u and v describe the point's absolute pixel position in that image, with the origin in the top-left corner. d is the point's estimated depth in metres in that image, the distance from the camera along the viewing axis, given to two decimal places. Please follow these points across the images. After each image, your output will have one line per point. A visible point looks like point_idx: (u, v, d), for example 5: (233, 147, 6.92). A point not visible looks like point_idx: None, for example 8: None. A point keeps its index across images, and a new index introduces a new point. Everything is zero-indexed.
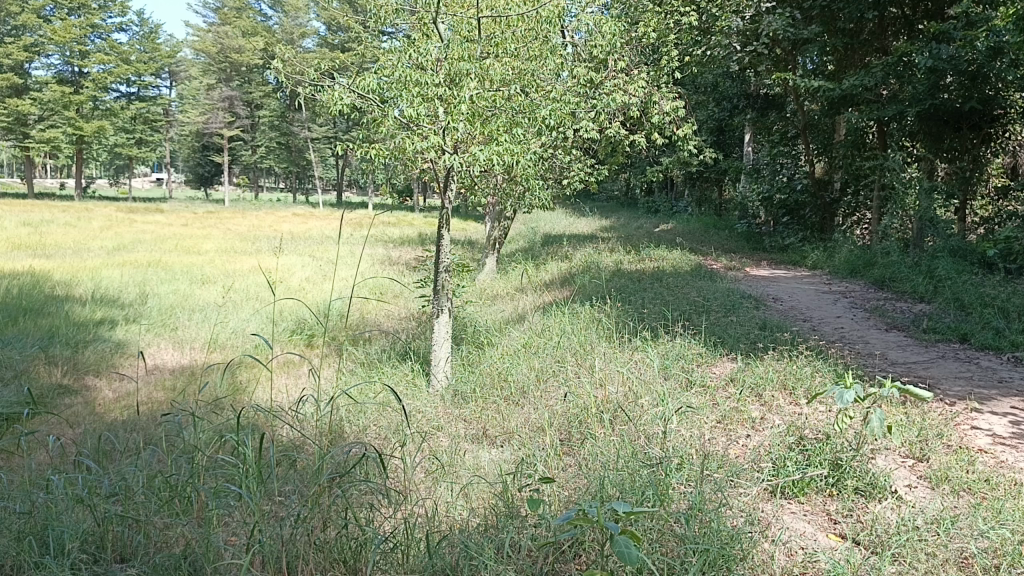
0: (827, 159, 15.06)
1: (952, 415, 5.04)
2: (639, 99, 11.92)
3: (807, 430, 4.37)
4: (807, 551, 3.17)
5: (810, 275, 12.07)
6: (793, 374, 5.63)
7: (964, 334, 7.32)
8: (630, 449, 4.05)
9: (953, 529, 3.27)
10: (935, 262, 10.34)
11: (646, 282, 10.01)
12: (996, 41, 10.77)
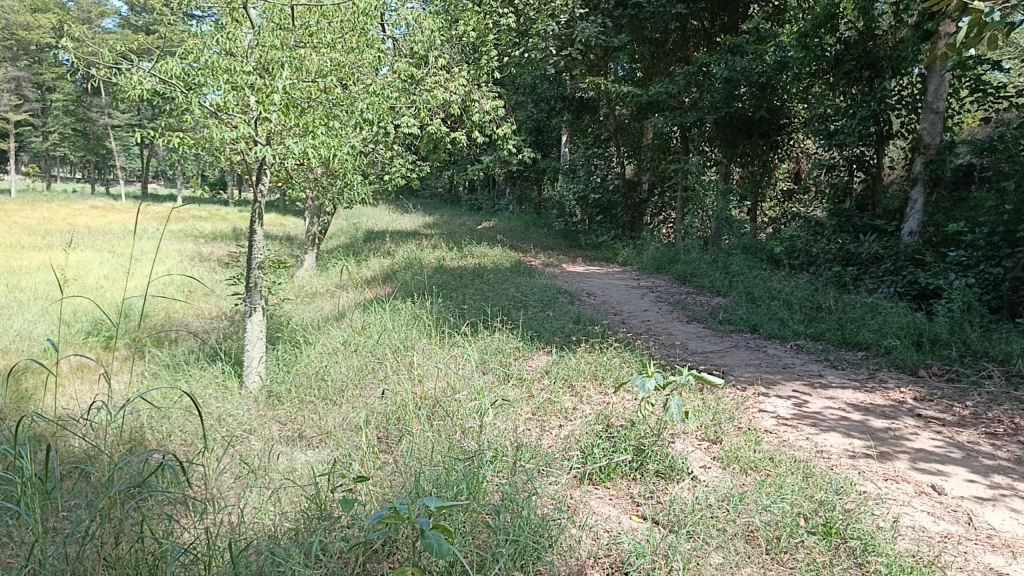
0: (637, 161, 15.87)
1: (743, 399, 5.45)
2: (459, 97, 12.02)
3: (615, 417, 4.57)
4: (611, 534, 3.31)
5: (622, 271, 12.66)
6: (603, 365, 5.88)
7: (754, 324, 7.96)
8: (446, 443, 4.07)
9: (740, 505, 3.54)
10: (731, 259, 11.17)
11: (467, 278, 10.10)
12: (782, 56, 12.00)
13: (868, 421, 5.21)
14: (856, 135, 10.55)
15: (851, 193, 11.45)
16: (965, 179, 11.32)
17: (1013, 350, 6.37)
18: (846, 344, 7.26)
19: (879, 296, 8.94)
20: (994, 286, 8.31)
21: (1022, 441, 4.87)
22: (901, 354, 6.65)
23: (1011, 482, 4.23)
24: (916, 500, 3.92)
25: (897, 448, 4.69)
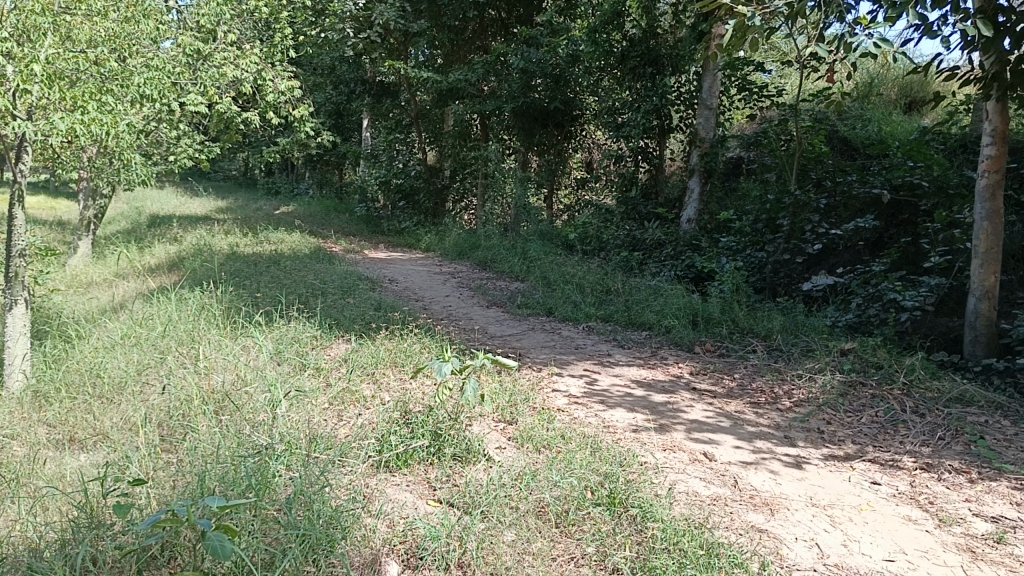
0: (438, 148, 15.91)
1: (538, 380, 5.64)
2: (251, 75, 11.47)
3: (413, 403, 4.57)
4: (407, 520, 3.31)
5: (425, 257, 12.68)
6: (403, 352, 5.86)
7: (550, 308, 8.25)
8: (235, 439, 3.87)
9: (532, 483, 3.66)
10: (529, 245, 11.49)
11: (262, 265, 9.68)
12: (574, 49, 12.58)
13: (651, 396, 5.56)
14: (640, 127, 11.36)
15: (637, 182, 12.17)
16: (735, 171, 12.13)
17: (774, 326, 7.06)
18: (632, 324, 7.71)
19: (662, 279, 9.55)
20: (759, 269, 9.20)
21: (780, 408, 5.41)
22: (680, 333, 7.16)
23: (771, 446, 4.68)
24: (691, 467, 4.25)
25: (675, 421, 5.04)
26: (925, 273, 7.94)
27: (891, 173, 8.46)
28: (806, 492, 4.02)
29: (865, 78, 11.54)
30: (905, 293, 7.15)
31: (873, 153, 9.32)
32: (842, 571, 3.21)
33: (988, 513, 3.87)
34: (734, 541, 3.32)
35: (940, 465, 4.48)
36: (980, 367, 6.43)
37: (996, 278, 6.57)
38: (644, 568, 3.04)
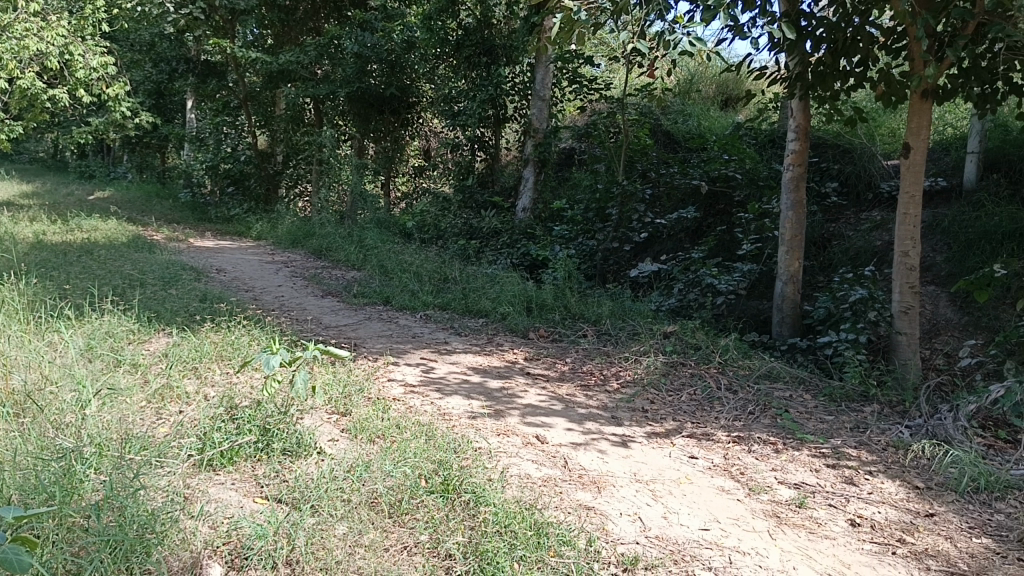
0: (269, 132, 15.27)
1: (373, 370, 5.57)
2: (58, 49, 10.57)
3: (240, 398, 4.39)
4: (231, 519, 3.17)
5: (256, 246, 12.19)
6: (229, 345, 5.60)
7: (387, 297, 8.16)
8: (37, 443, 3.56)
9: (364, 474, 3.61)
10: (365, 233, 11.29)
11: (72, 255, 8.94)
12: (409, 36, 12.51)
13: (486, 382, 5.63)
14: (476, 116, 11.43)
15: (473, 170, 12.26)
16: (567, 162, 12.42)
17: (603, 312, 7.33)
18: (469, 312, 7.76)
19: (498, 266, 9.67)
20: (591, 257, 9.54)
21: (609, 390, 5.63)
22: (515, 319, 7.29)
23: (599, 427, 4.86)
24: (524, 450, 4.33)
25: (510, 406, 5.13)
26: (739, 260, 8.51)
27: (709, 165, 9.01)
28: (630, 469, 4.21)
29: (686, 75, 12.14)
30: (721, 278, 7.64)
31: (693, 146, 9.86)
32: (663, 542, 3.38)
33: (791, 480, 4.21)
34: (563, 520, 3.43)
35: (750, 438, 4.82)
36: (786, 346, 6.98)
37: (799, 264, 7.16)
38: (476, 552, 3.07)
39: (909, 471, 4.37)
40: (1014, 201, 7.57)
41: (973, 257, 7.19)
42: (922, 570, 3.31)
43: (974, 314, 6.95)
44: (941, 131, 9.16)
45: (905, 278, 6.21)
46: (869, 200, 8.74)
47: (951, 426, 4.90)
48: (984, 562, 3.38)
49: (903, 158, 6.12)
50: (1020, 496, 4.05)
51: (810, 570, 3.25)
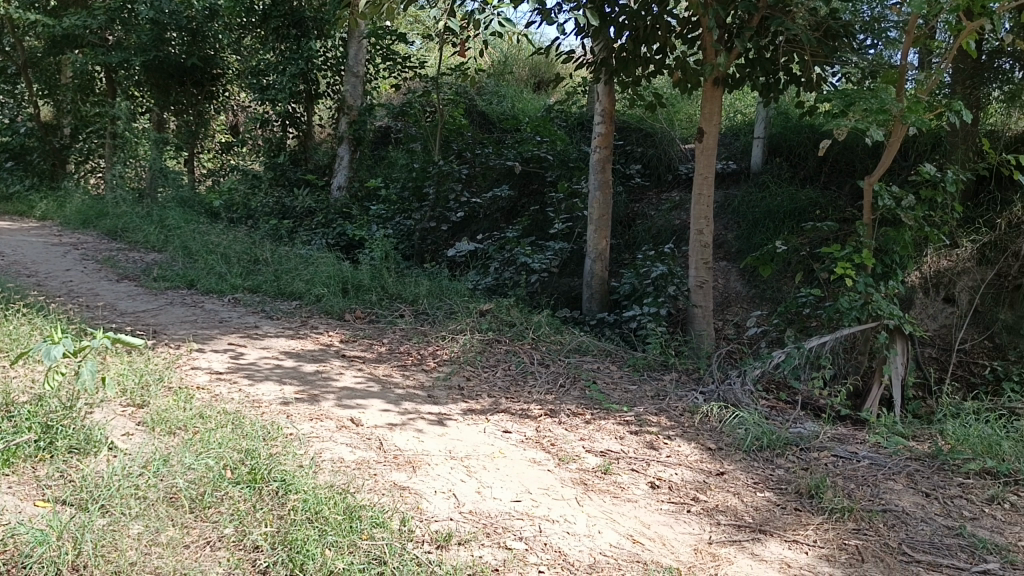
0: (53, 102, 13.89)
1: (175, 358, 5.24)
2: None
3: (18, 394, 3.98)
4: (6, 527, 2.87)
5: (39, 226, 11.10)
6: (5, 336, 5.06)
7: (191, 280, 7.69)
8: None
9: (162, 469, 3.39)
10: (166, 212, 10.57)
11: None
12: (212, 4, 11.84)
13: (300, 366, 5.46)
14: (287, 91, 11.03)
15: (285, 147, 11.80)
16: (383, 140, 12.22)
17: (420, 292, 7.32)
18: (281, 294, 7.48)
19: (312, 247, 9.38)
20: (408, 236, 9.49)
21: (425, 368, 5.64)
22: (330, 301, 7.11)
23: (416, 406, 4.85)
24: (338, 434, 4.24)
25: (325, 390, 5.00)
26: (551, 239, 8.78)
27: (522, 146, 9.21)
28: (446, 447, 4.23)
29: (499, 57, 12.26)
30: (534, 257, 7.86)
31: (507, 127, 10.01)
32: (477, 516, 3.43)
33: (598, 448, 4.40)
34: (377, 502, 3.39)
35: (561, 410, 4.99)
36: (595, 321, 7.30)
37: (607, 242, 7.50)
38: (284, 542, 2.96)
39: (702, 434, 4.70)
40: (793, 184, 8.30)
41: (759, 235, 7.82)
42: (712, 525, 3.57)
43: (760, 287, 7.57)
44: (731, 117, 9.84)
45: (700, 255, 6.66)
46: (669, 181, 9.28)
47: (739, 390, 5.32)
48: (766, 514, 3.69)
49: (698, 142, 6.52)
50: (796, 451, 4.47)
51: (614, 532, 3.42)
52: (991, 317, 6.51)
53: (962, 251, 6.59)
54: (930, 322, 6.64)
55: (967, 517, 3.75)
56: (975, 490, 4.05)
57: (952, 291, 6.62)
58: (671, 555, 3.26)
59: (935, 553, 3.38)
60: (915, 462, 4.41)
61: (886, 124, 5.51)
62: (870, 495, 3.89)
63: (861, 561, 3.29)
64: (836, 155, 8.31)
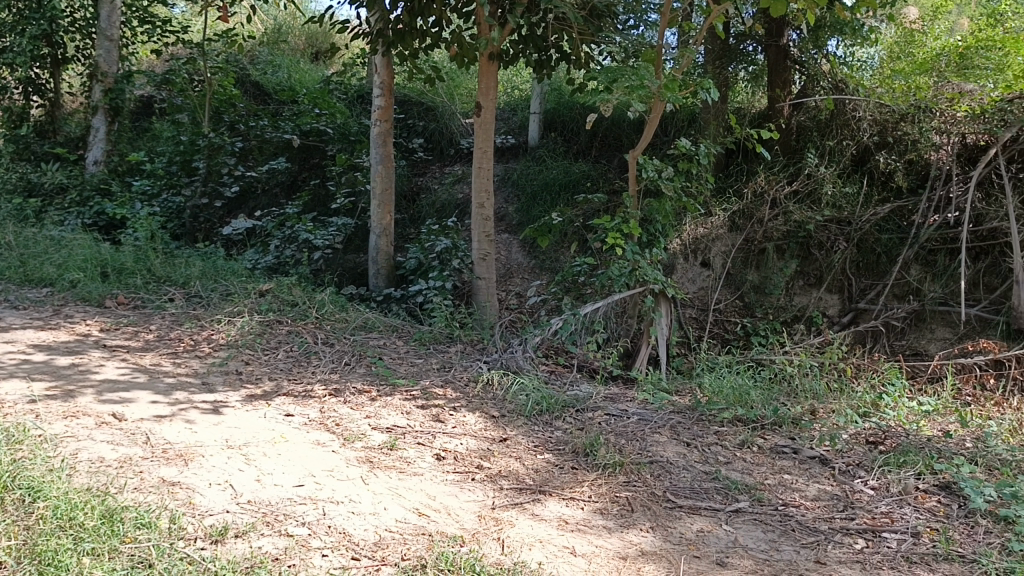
0: None
1: None
2: None
3: None
4: None
5: None
6: None
7: None
8: None
9: None
10: None
11: None
12: None
13: (52, 360, 4.94)
14: (27, 54, 9.85)
15: (27, 118, 10.57)
16: (146, 111, 11.29)
17: (192, 274, 6.87)
18: (28, 281, 6.72)
19: (65, 227, 8.50)
20: (177, 214, 8.87)
21: (200, 355, 5.30)
22: (87, 287, 6.48)
23: (189, 395, 4.55)
24: (97, 432, 3.89)
25: (83, 384, 4.57)
26: (333, 214, 8.58)
27: (299, 118, 8.88)
28: (221, 436, 4.01)
29: (272, 25, 11.74)
30: (316, 234, 7.65)
31: (282, 99, 9.60)
32: (255, 506, 3.28)
33: (383, 425, 4.36)
34: (142, 501, 3.15)
35: (345, 389, 4.89)
36: (381, 296, 7.23)
37: (390, 217, 7.44)
38: (32, 555, 2.67)
39: (485, 402, 4.80)
40: (568, 157, 8.64)
41: (538, 207, 8.11)
42: (495, 490, 3.67)
43: (540, 258, 7.87)
44: (509, 93, 10.06)
45: (482, 228, 6.79)
46: (451, 155, 9.37)
47: (520, 357, 5.51)
48: (546, 475, 3.84)
49: (476, 116, 6.60)
50: (573, 413, 4.68)
51: (400, 508, 3.40)
52: (741, 279, 7.15)
53: (715, 219, 7.26)
54: (690, 286, 7.22)
55: (722, 461, 4.12)
56: (729, 436, 4.46)
57: (708, 256, 7.26)
58: (455, 524, 3.31)
59: (694, 497, 3.67)
60: (678, 415, 4.78)
61: (647, 101, 5.88)
62: (639, 449, 4.16)
63: (631, 511, 3.51)
64: (605, 132, 8.73)
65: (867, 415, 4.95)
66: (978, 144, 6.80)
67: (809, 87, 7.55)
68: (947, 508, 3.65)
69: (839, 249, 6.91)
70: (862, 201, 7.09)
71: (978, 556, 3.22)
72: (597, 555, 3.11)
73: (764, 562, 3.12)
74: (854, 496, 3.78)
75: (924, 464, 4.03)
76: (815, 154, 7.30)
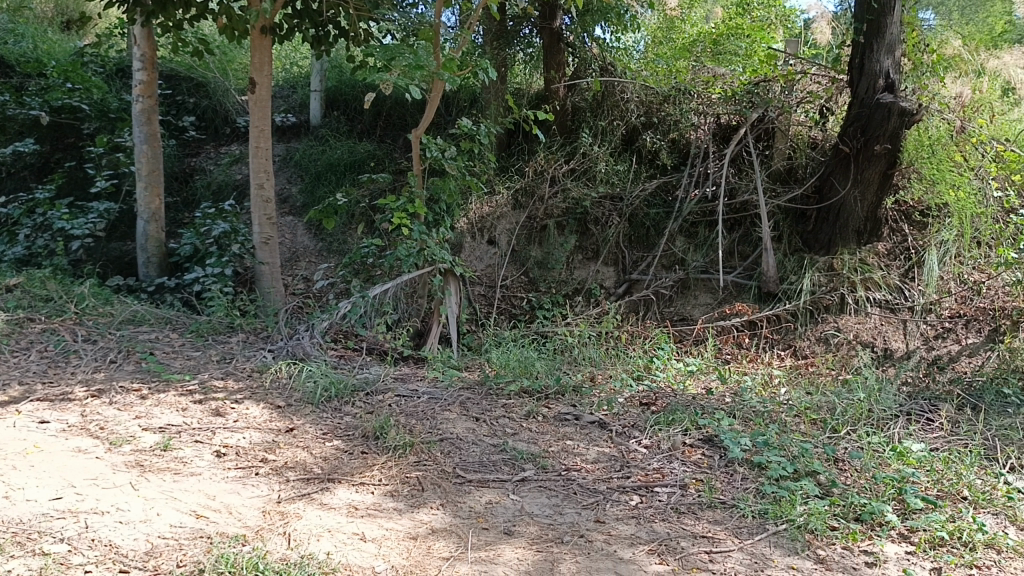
0: None
1: None
2: None
3: None
4: None
5: None
6: None
7: None
8: None
9: None
10: None
11: None
12: None
13: None
14: None
15: None
16: None
17: None
18: None
19: None
20: None
21: None
22: None
23: None
24: None
25: None
26: (93, 200, 7.86)
27: (48, 93, 8.01)
28: None
29: None
30: (73, 221, 6.97)
31: (27, 71, 8.61)
32: (4, 526, 2.94)
33: (156, 425, 4.06)
34: None
35: (111, 389, 4.50)
36: (153, 287, 6.73)
37: (159, 200, 6.93)
38: None
39: (270, 392, 4.61)
40: (351, 137, 8.46)
41: (322, 188, 7.89)
42: (281, 483, 3.54)
43: (326, 240, 7.69)
44: (287, 70, 9.67)
45: (263, 211, 6.49)
46: (227, 134, 8.89)
47: (307, 343, 5.37)
48: (334, 462, 3.75)
49: (249, 93, 6.27)
50: (362, 397, 4.60)
51: (175, 512, 3.19)
52: (525, 256, 7.38)
53: (500, 198, 7.51)
54: (478, 264, 7.41)
55: (509, 433, 4.22)
56: (515, 408, 4.59)
57: (494, 234, 7.48)
58: (237, 523, 3.15)
59: (483, 471, 3.74)
60: (466, 391, 4.86)
61: (426, 80, 5.86)
62: (429, 428, 4.17)
63: (421, 490, 3.52)
64: (389, 110, 8.56)
65: (641, 378, 5.30)
66: (730, 124, 7.42)
67: (581, 70, 7.90)
68: (710, 460, 3.97)
69: (614, 224, 7.32)
70: (633, 177, 7.49)
71: (736, 501, 3.53)
72: (387, 538, 3.08)
73: (548, 526, 3.24)
74: (629, 455, 4.02)
75: (690, 421, 4.36)
76: (590, 135, 7.67)
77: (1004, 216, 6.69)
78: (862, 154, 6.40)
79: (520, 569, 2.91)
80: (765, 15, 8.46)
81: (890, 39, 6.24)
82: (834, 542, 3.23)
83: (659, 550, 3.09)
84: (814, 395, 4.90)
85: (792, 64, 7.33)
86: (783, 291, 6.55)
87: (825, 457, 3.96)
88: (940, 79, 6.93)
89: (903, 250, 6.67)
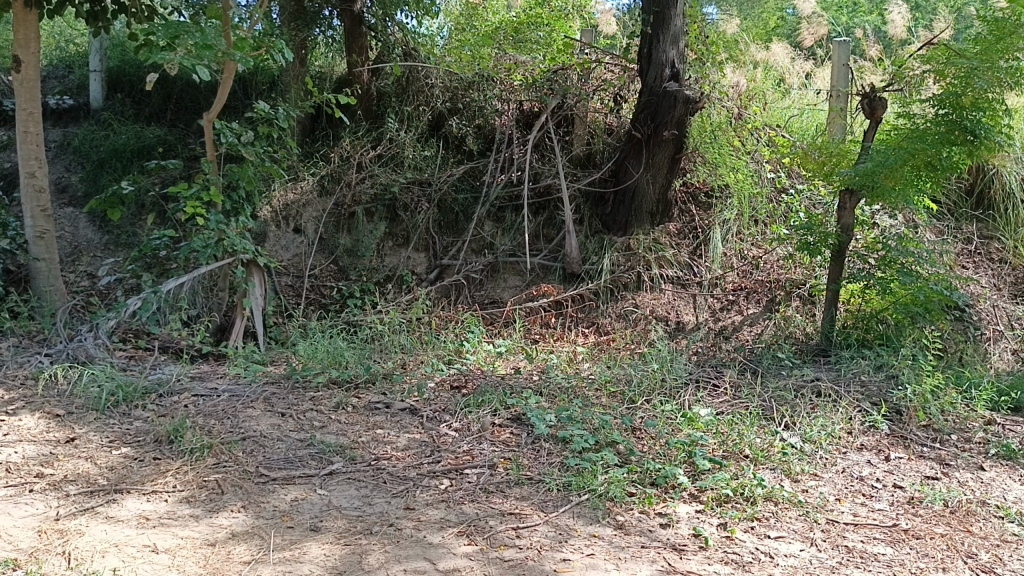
0: None
1: None
2: None
3: None
4: None
5: None
6: None
7: None
8: None
9: None
10: None
11: None
12: None
13: None
14: None
15: None
16: None
17: None
18: None
19: None
20: None
21: None
22: None
23: None
24: None
25: None
26: None
27: None
28: None
29: None
30: None
31: None
32: None
33: None
34: None
35: None
36: None
37: None
38: None
39: (47, 401, 4.20)
40: (138, 121, 7.85)
41: (105, 176, 7.29)
42: (60, 498, 3.24)
43: (113, 232, 7.12)
44: (62, 48, 8.85)
45: (35, 202, 5.88)
46: None
47: (91, 345, 4.94)
48: (122, 471, 3.48)
49: (14, 72, 5.63)
50: (154, 399, 4.31)
51: None
52: (333, 243, 7.19)
53: (305, 184, 7.27)
54: (284, 253, 7.15)
55: (316, 426, 4.10)
56: (324, 401, 4.46)
57: (300, 222, 7.24)
58: (8, 546, 2.86)
59: (288, 467, 3.61)
60: (272, 386, 4.68)
61: (217, 60, 5.54)
62: (229, 427, 3.97)
63: (221, 494, 3.34)
64: (180, 93, 8.00)
65: (451, 362, 5.33)
66: (532, 110, 7.62)
67: (384, 55, 7.78)
68: (517, 438, 4.06)
69: (423, 210, 7.25)
70: (440, 163, 7.47)
71: (542, 476, 3.63)
72: (182, 547, 2.90)
73: (357, 518, 3.18)
74: (439, 439, 4.03)
75: (499, 402, 4.44)
76: (395, 120, 7.58)
77: (777, 195, 7.37)
78: (652, 139, 6.77)
79: (327, 565, 2.84)
80: (563, 6, 8.66)
81: (673, 30, 6.64)
82: (632, 507, 3.41)
83: (468, 532, 3.12)
84: (614, 368, 5.14)
85: (587, 52, 7.54)
86: (586, 271, 6.81)
87: (624, 427, 4.17)
88: (720, 69, 7.44)
89: (691, 229, 7.13)
